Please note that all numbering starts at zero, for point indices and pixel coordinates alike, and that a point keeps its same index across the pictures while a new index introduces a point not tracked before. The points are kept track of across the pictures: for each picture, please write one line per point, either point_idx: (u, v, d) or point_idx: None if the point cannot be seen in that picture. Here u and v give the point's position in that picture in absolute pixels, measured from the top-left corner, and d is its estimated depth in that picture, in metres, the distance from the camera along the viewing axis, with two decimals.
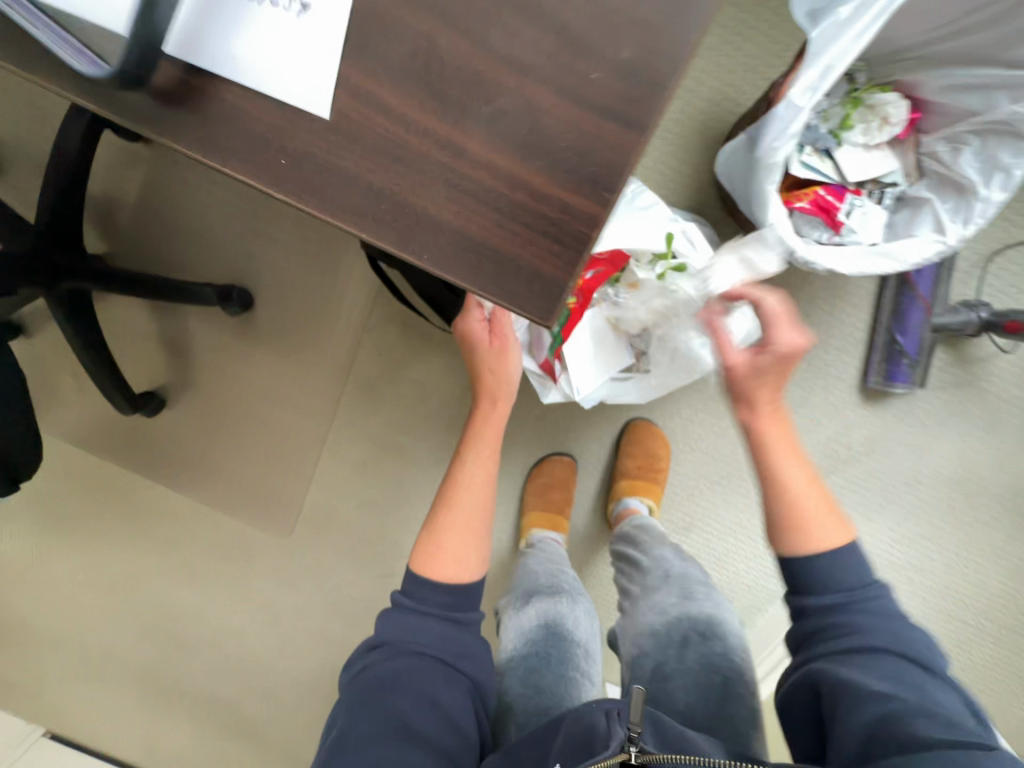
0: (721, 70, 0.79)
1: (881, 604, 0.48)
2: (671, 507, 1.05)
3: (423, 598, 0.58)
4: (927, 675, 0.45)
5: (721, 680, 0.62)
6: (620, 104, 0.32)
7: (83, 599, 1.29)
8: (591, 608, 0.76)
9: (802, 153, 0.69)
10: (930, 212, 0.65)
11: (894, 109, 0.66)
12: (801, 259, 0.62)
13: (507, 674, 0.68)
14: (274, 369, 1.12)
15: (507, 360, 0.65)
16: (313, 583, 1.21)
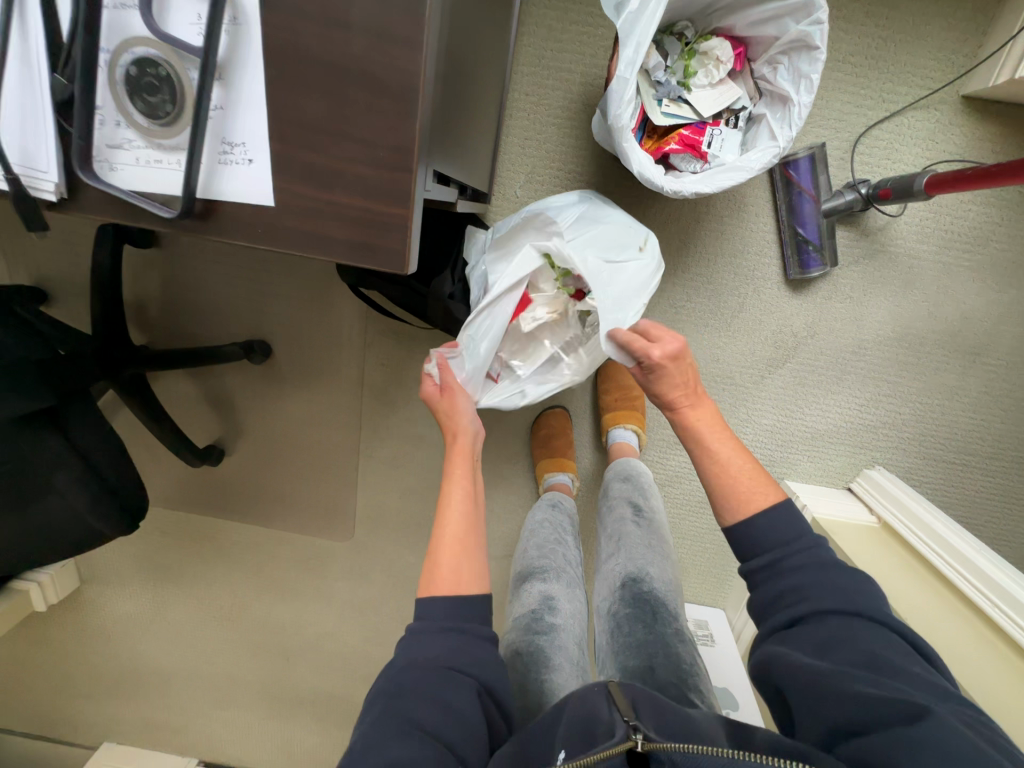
0: (587, 55, 0.94)
1: (804, 559, 0.58)
2: (658, 424, 1.22)
3: (431, 616, 0.70)
4: (858, 627, 0.54)
5: (653, 610, 0.82)
6: (408, 87, 0.38)
7: (216, 630, 1.61)
8: (573, 581, 0.96)
9: (661, 105, 0.82)
10: (766, 125, 0.79)
11: (724, 48, 0.80)
12: (670, 190, 0.76)
13: (511, 635, 0.88)
14: (302, 401, 1.31)
15: (456, 401, 0.82)
16: (382, 564, 1.45)
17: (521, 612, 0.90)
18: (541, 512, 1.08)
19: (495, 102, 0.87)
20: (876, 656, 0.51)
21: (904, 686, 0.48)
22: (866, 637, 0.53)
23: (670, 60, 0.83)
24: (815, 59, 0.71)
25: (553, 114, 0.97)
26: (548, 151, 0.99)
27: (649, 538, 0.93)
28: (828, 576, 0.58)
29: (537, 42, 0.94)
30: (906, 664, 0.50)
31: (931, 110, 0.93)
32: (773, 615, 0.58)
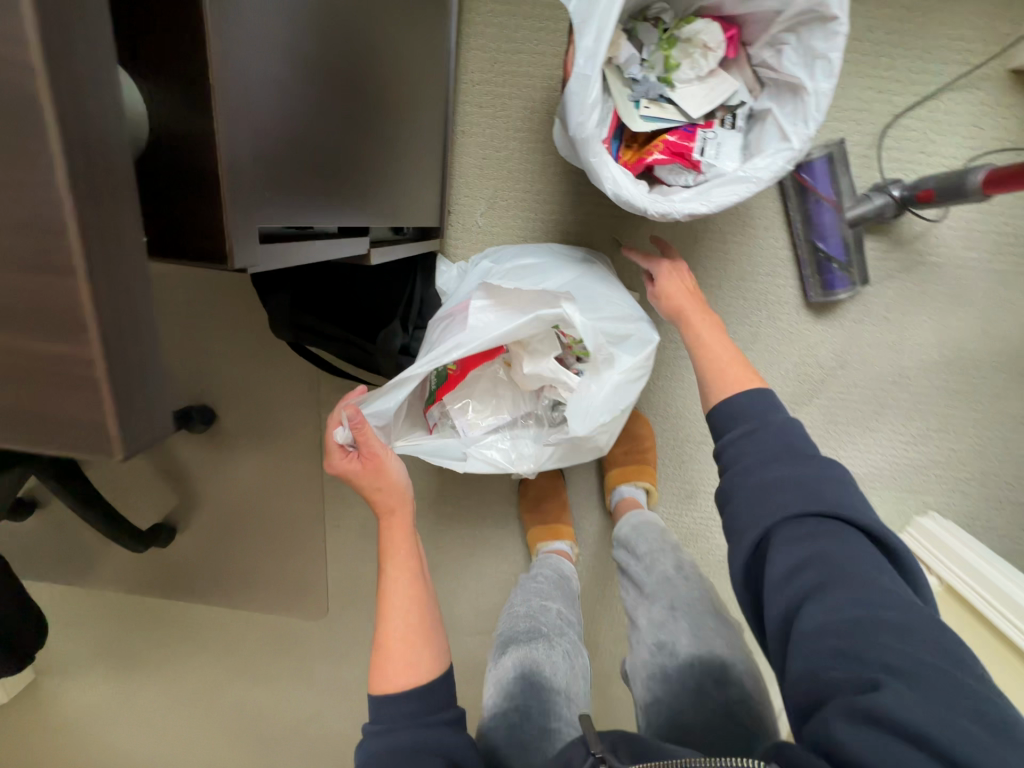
0: (548, 56, 0.79)
1: (782, 474, 0.47)
2: (668, 476, 1.03)
3: (391, 718, 0.55)
4: (840, 545, 0.42)
5: (728, 709, 0.59)
6: None
7: (189, 720, 1.44)
8: (568, 646, 0.77)
9: (639, 109, 0.67)
10: (773, 122, 0.63)
11: (712, 33, 0.64)
12: (657, 213, 0.59)
13: (488, 731, 0.66)
14: (258, 469, 1.16)
15: (385, 470, 0.61)
16: (363, 641, 1.28)
17: (495, 691, 0.70)
18: (536, 577, 0.90)
19: (437, 119, 0.72)
20: (849, 587, 0.40)
21: (878, 637, 0.37)
22: (839, 558, 0.41)
23: (647, 53, 0.67)
24: (834, 32, 0.54)
25: (513, 128, 0.82)
26: (510, 172, 0.83)
27: (693, 589, 0.72)
28: (806, 482, 0.46)
29: (487, 46, 0.79)
30: (888, 589, 0.40)
31: (974, 91, 0.76)
32: (735, 529, 0.48)
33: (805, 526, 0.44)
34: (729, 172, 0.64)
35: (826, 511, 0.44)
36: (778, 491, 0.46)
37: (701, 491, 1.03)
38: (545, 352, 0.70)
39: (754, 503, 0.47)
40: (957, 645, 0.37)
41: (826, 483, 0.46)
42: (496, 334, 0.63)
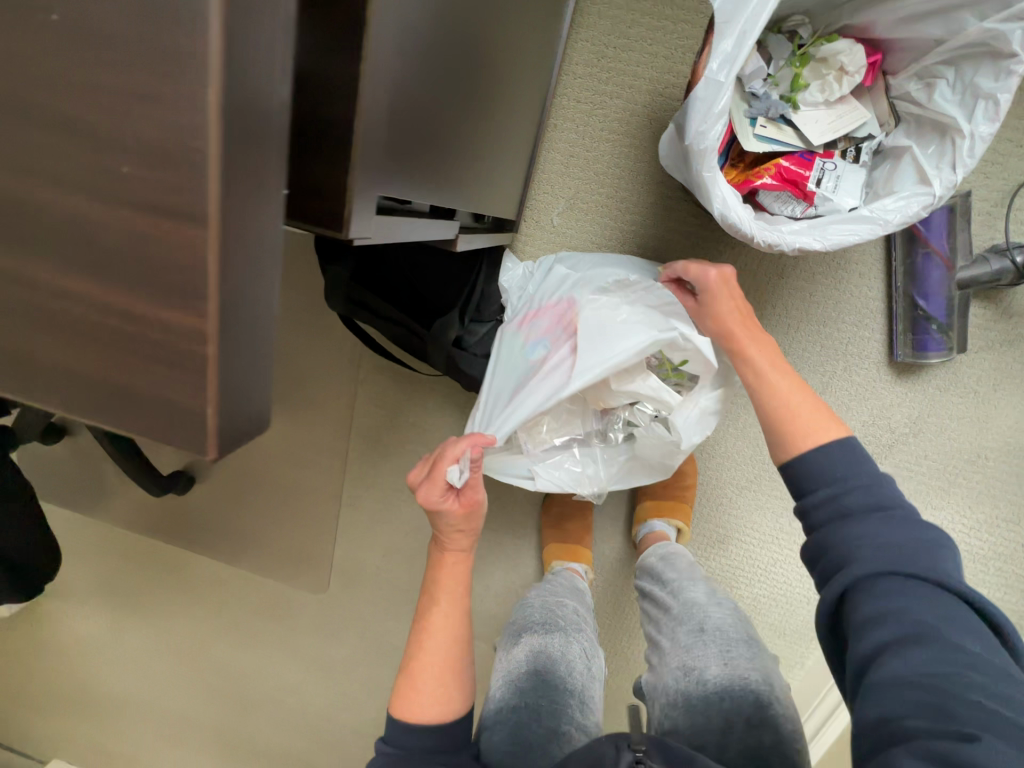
0: (659, 57, 0.74)
1: (866, 515, 0.43)
2: (704, 516, 0.97)
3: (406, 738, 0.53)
4: (931, 600, 0.39)
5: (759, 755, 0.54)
6: None
7: (173, 668, 1.45)
8: (584, 646, 0.74)
9: (755, 127, 0.61)
10: (910, 160, 0.57)
11: (852, 57, 0.59)
12: (765, 242, 0.54)
13: (492, 726, 0.64)
14: (284, 434, 1.15)
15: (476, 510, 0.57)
16: (357, 624, 1.26)
17: (503, 681, 0.69)
18: (552, 582, 0.87)
19: (534, 107, 0.67)
20: (938, 645, 0.37)
21: (966, 697, 0.35)
22: (927, 612, 0.39)
23: (773, 66, 0.62)
24: (1010, 70, 0.48)
25: (608, 127, 0.77)
26: (597, 173, 0.79)
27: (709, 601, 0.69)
28: (896, 524, 0.42)
29: (597, 38, 0.74)
30: (983, 651, 0.37)
31: None
32: (823, 568, 0.44)
33: (896, 576, 0.40)
34: (848, 210, 0.58)
35: (926, 564, 0.41)
36: (871, 540, 0.42)
37: (734, 538, 0.97)
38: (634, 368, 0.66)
39: (835, 543, 0.43)
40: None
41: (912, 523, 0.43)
42: (614, 356, 0.60)
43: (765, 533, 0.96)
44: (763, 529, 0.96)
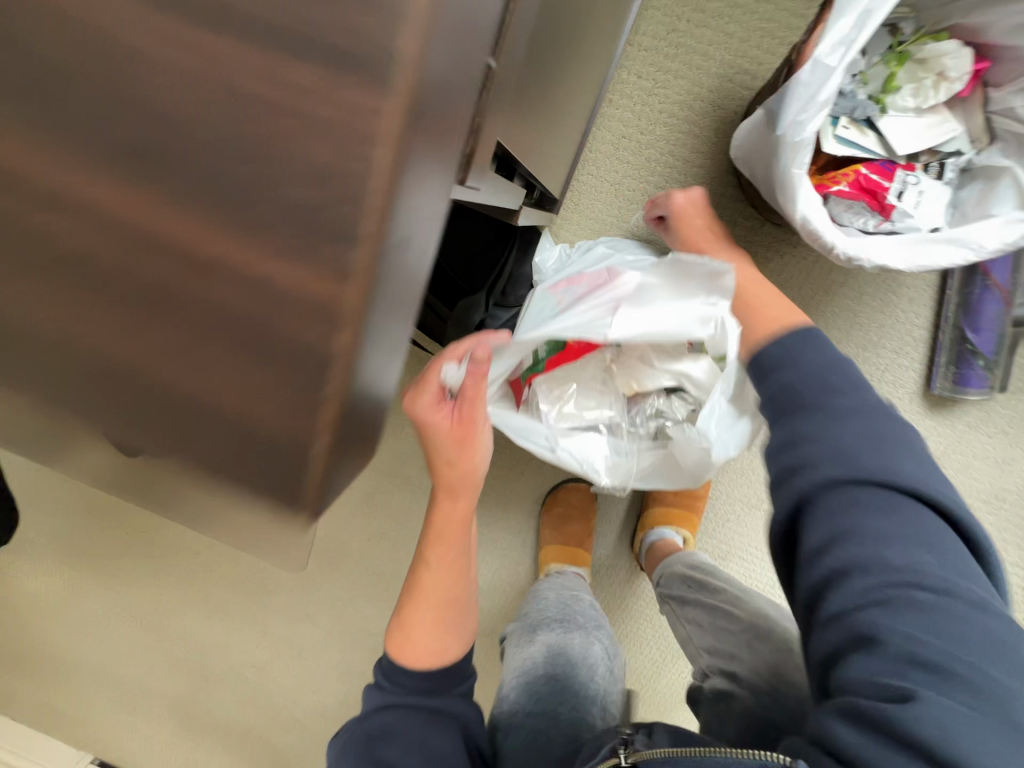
0: (733, 41, 0.68)
1: (835, 426, 0.40)
2: (710, 531, 0.94)
3: (402, 685, 0.51)
4: (896, 518, 0.36)
5: None
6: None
7: (131, 635, 1.37)
8: (605, 642, 0.70)
9: (837, 126, 0.56)
10: (1009, 184, 0.52)
11: (956, 61, 0.53)
12: (846, 256, 0.49)
13: (504, 728, 0.60)
14: None
15: (473, 446, 0.47)
16: (334, 606, 1.21)
17: (517, 674, 0.65)
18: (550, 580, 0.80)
19: (598, 75, 0.61)
20: (892, 572, 0.35)
21: (918, 628, 0.33)
22: (893, 530, 0.36)
23: (865, 62, 0.56)
24: None
25: (669, 110, 0.71)
26: (649, 159, 0.72)
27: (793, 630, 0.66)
28: (863, 433, 0.39)
29: (670, 9, 0.68)
30: (937, 569, 0.35)
31: None
32: (778, 481, 0.42)
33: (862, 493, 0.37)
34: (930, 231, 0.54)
35: (885, 478, 0.37)
36: (841, 456, 0.39)
37: (737, 557, 0.94)
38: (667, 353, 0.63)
39: (797, 454, 0.40)
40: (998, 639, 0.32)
41: (886, 429, 0.40)
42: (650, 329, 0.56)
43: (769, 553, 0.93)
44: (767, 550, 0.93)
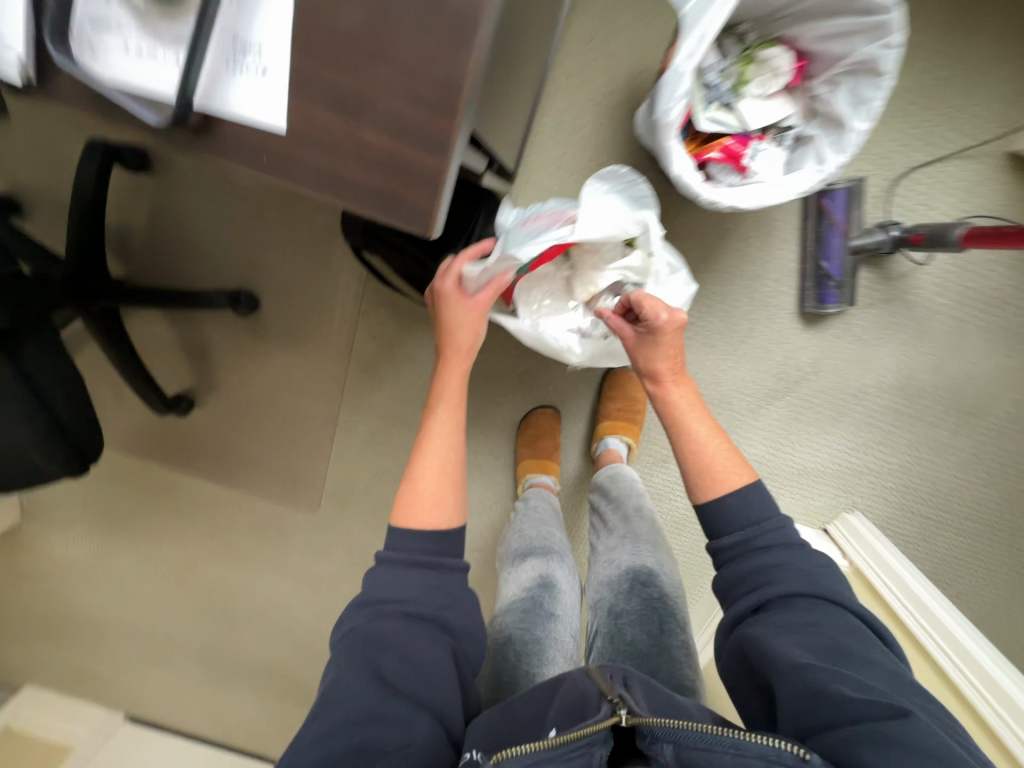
0: (637, 46, 0.89)
1: (771, 538, 0.63)
2: (652, 438, 1.18)
3: (406, 549, 0.65)
4: (823, 612, 0.57)
5: (660, 619, 0.83)
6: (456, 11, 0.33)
7: (156, 591, 1.51)
8: (571, 567, 0.94)
9: (707, 110, 0.78)
10: (815, 148, 0.76)
11: (783, 60, 0.76)
12: (707, 202, 0.72)
13: (501, 615, 0.86)
14: (285, 362, 1.25)
15: (476, 313, 0.75)
16: (345, 540, 1.40)
17: (514, 590, 0.89)
18: (535, 505, 1.04)
19: (537, 78, 0.81)
20: (846, 643, 0.54)
21: (868, 674, 0.51)
22: (830, 614, 0.56)
23: (726, 62, 0.79)
24: (881, 85, 0.68)
25: (593, 101, 0.92)
26: (581, 139, 0.93)
27: (652, 534, 0.95)
28: (810, 575, 0.60)
29: (589, 21, 0.88)
30: (871, 651, 0.53)
31: (974, 162, 0.90)
32: (756, 608, 0.60)
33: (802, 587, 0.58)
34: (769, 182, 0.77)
35: (830, 597, 0.58)
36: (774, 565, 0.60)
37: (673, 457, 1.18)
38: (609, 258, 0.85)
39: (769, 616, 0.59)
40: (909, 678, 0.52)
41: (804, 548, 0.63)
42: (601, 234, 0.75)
43: None
44: None
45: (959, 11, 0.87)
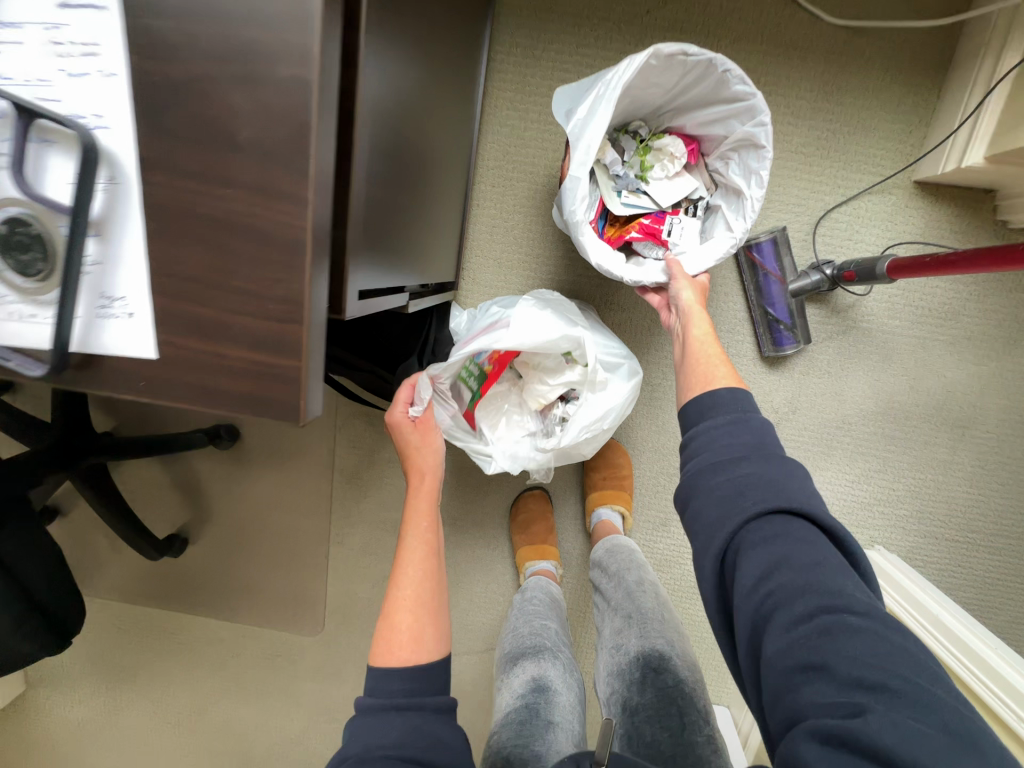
0: (549, 152, 0.97)
1: (730, 457, 0.55)
2: (646, 502, 1.15)
3: (385, 693, 0.61)
4: (791, 536, 0.49)
5: (680, 712, 0.76)
6: (267, 155, 0.26)
7: (166, 748, 1.42)
8: (567, 664, 0.89)
9: (621, 196, 0.83)
10: (723, 216, 0.82)
11: (677, 144, 0.83)
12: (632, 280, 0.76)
13: (501, 730, 0.78)
14: (272, 484, 1.26)
15: (431, 436, 0.77)
16: (355, 658, 1.34)
17: (513, 702, 0.82)
18: (531, 601, 1.00)
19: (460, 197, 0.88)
20: (818, 595, 0.45)
21: (849, 645, 0.42)
22: (801, 555, 0.47)
23: (626, 156, 0.85)
24: (764, 156, 0.73)
25: (519, 203, 0.99)
26: (515, 238, 1.00)
27: (658, 609, 0.88)
28: (767, 493, 0.51)
29: (501, 137, 0.97)
30: (849, 593, 0.45)
31: (886, 194, 0.95)
32: (718, 546, 0.51)
33: (765, 521, 0.50)
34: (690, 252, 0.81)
35: (789, 512, 0.50)
36: (717, 498, 0.53)
37: (672, 518, 1.15)
38: (552, 368, 0.86)
39: (731, 554, 0.51)
40: (906, 643, 0.43)
41: (773, 464, 0.53)
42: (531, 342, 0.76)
43: None
44: None
45: (842, 58, 0.92)
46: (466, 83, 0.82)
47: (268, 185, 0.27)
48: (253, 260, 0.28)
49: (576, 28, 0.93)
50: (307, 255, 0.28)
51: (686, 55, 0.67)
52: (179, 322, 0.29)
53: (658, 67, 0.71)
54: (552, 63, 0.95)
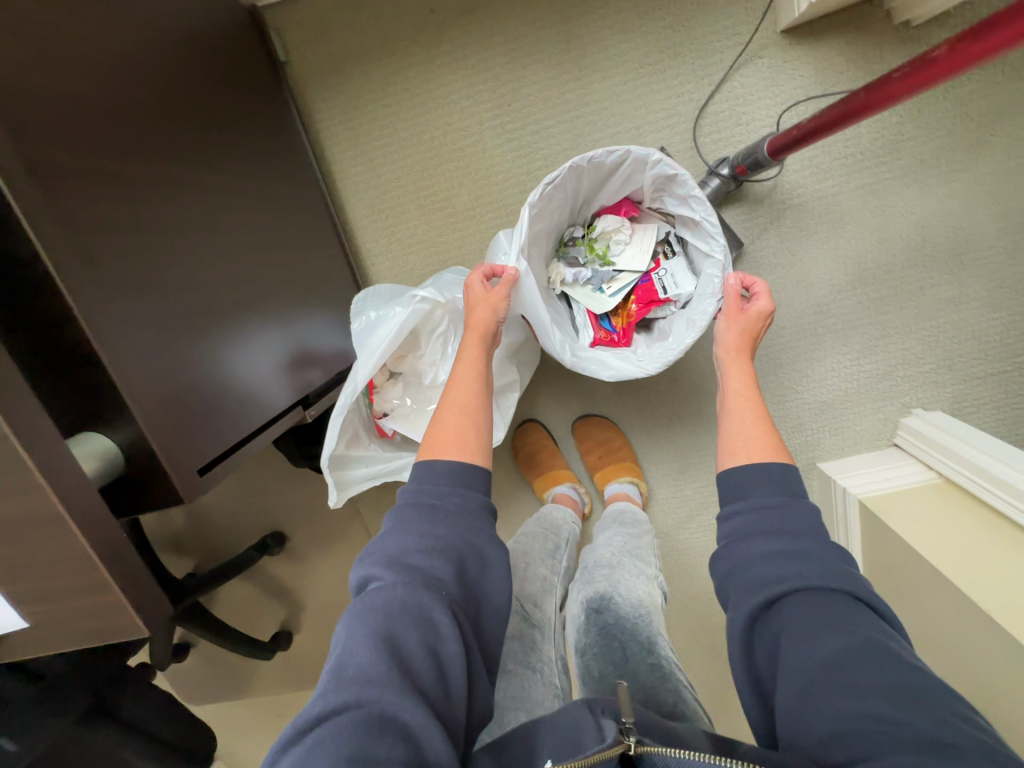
0: (409, 187, 0.97)
1: (780, 520, 0.52)
2: (655, 459, 1.14)
3: (401, 540, 0.54)
4: (852, 609, 0.45)
5: (622, 646, 0.69)
6: (15, 475, 0.36)
7: None
8: (525, 603, 0.78)
9: (606, 292, 0.88)
10: (696, 246, 0.84)
11: (611, 221, 0.87)
12: (645, 371, 0.76)
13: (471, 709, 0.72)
14: (331, 565, 1.39)
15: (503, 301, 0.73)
16: None
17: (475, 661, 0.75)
18: (522, 533, 0.92)
19: (345, 276, 0.92)
20: (880, 661, 0.41)
21: (924, 718, 0.37)
22: (862, 627, 0.43)
23: (582, 260, 0.90)
24: (687, 185, 0.75)
25: (407, 246, 0.99)
26: (419, 280, 1.00)
27: (618, 557, 0.82)
28: (825, 563, 0.48)
29: (362, 196, 0.98)
30: (913, 665, 0.41)
31: (759, 60, 0.85)
32: (765, 601, 0.47)
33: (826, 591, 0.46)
34: (691, 291, 0.84)
35: (852, 590, 0.46)
36: (761, 555, 0.50)
37: (688, 464, 1.13)
38: (417, 344, 0.84)
39: (776, 611, 0.46)
40: (983, 728, 0.38)
41: (827, 547, 0.50)
42: (389, 338, 0.74)
43: (706, 447, 1.12)
44: (704, 446, 1.12)
45: None
46: (296, 173, 0.84)
47: (25, 495, 0.37)
48: (47, 541, 0.38)
49: (379, 62, 0.92)
50: (68, 522, 0.37)
51: (553, 182, 0.74)
52: (39, 590, 0.40)
53: (542, 205, 0.77)
54: (374, 105, 0.94)
